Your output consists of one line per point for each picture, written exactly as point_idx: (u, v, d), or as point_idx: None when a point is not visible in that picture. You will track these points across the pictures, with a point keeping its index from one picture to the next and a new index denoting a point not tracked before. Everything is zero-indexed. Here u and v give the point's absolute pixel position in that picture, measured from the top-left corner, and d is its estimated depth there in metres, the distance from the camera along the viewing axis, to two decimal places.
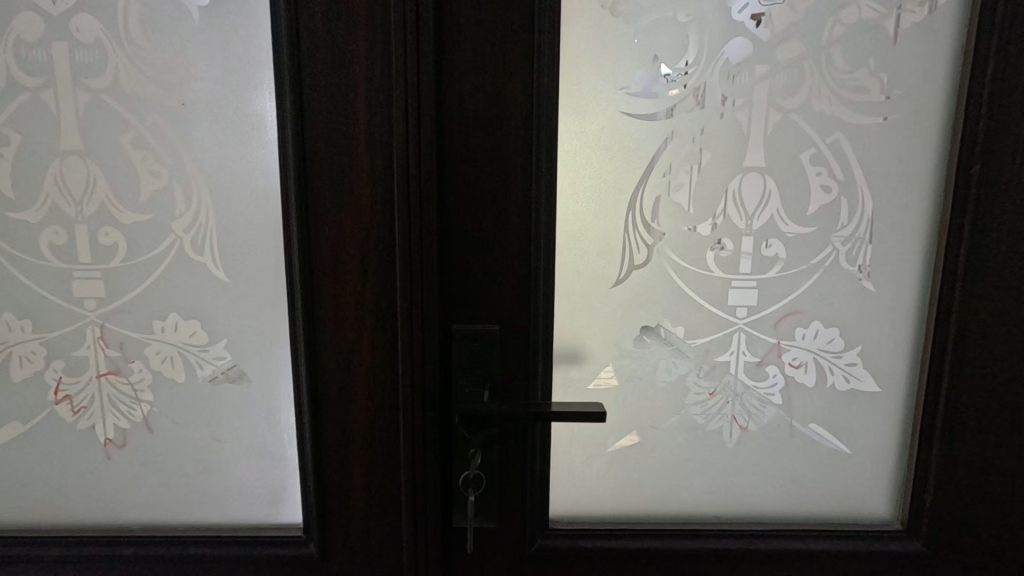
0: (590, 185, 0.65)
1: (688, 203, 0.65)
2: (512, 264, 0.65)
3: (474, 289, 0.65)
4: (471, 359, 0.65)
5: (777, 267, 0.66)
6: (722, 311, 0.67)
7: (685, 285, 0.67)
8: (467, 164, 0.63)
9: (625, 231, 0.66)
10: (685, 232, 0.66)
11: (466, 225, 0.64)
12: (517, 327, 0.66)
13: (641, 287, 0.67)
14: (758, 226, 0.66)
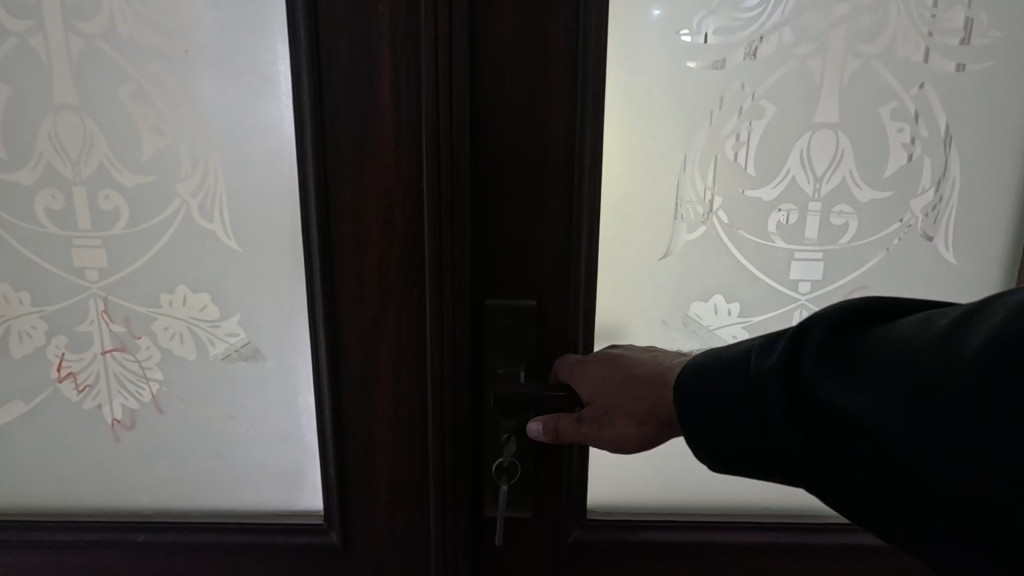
0: (639, 145, 0.58)
1: (750, 164, 0.58)
2: (553, 235, 0.59)
3: (510, 260, 0.59)
4: (506, 338, 0.59)
5: (846, 237, 0.59)
6: (783, 286, 0.61)
7: (743, 257, 0.60)
8: (503, 122, 0.56)
9: (677, 197, 0.59)
10: (744, 198, 0.59)
11: (501, 191, 0.57)
12: (557, 304, 0.60)
13: (693, 259, 0.61)
14: (828, 192, 0.58)
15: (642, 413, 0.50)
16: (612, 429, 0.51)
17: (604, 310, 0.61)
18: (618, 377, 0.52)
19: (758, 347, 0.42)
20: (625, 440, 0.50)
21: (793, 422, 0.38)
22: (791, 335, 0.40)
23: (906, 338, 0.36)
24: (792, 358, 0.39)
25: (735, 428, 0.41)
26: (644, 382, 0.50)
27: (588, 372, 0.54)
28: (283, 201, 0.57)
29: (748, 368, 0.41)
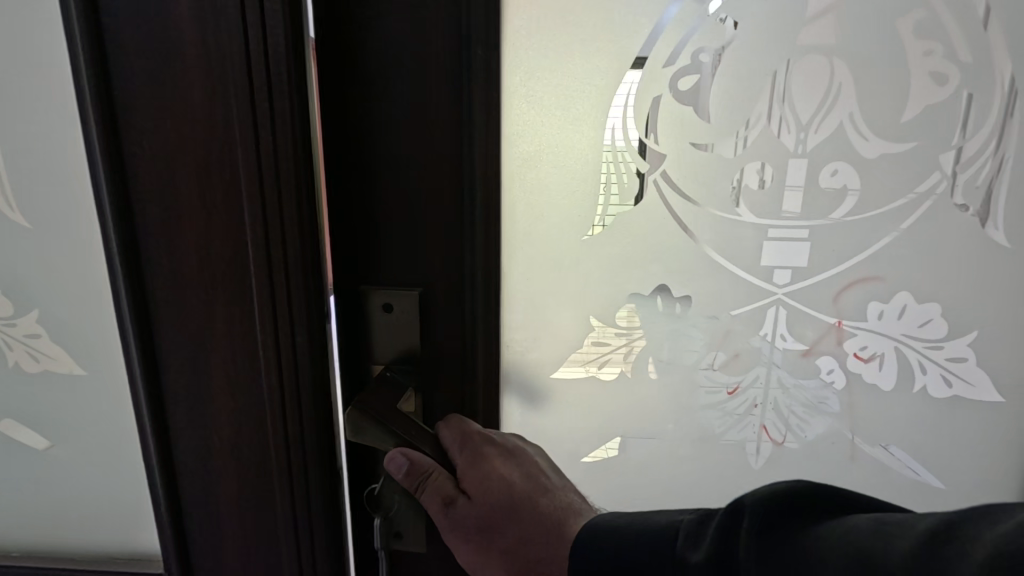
0: (552, 79, 0.43)
1: (706, 106, 0.42)
2: (436, 203, 0.44)
3: (384, 240, 0.45)
4: (379, 335, 0.47)
5: (843, 207, 0.43)
6: (752, 276, 0.45)
7: (697, 235, 0.45)
8: (360, 51, 0.42)
9: (606, 152, 0.44)
10: (698, 155, 0.43)
11: (365, 153, 0.43)
12: (446, 293, 0.46)
13: (630, 238, 0.45)
14: (816, 144, 0.42)
15: (523, 564, 0.36)
16: (480, 564, 0.38)
17: (512, 301, 0.47)
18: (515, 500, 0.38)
19: (689, 523, 0.31)
20: None
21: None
22: (724, 513, 0.29)
23: (856, 549, 0.24)
24: (724, 556, 0.28)
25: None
26: (534, 523, 0.37)
27: (479, 474, 0.40)
28: (70, 160, 0.43)
29: (669, 559, 0.30)
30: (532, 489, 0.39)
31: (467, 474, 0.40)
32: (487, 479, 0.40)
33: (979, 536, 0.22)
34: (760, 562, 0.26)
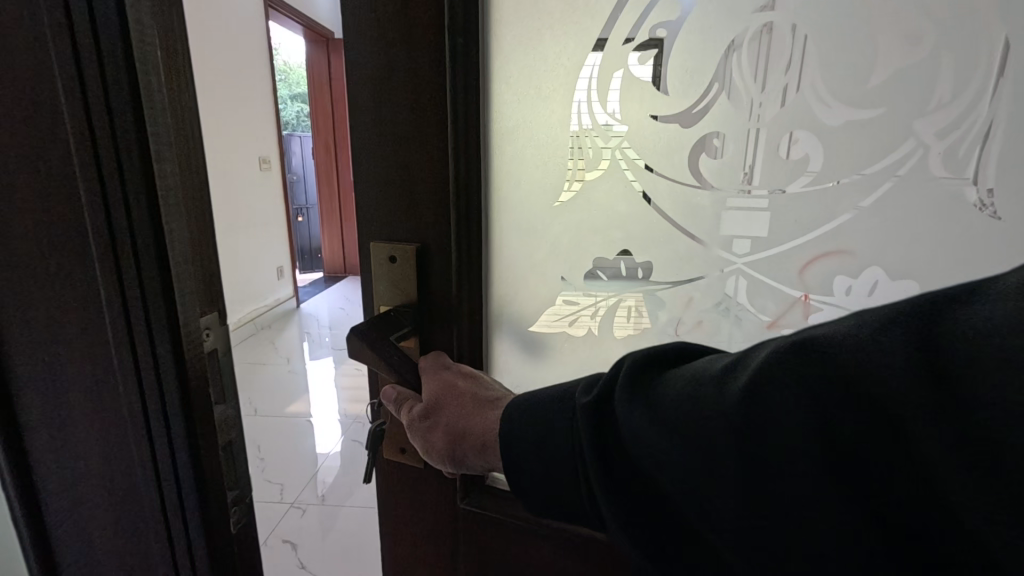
0: (527, 64, 0.45)
1: (665, 81, 0.43)
2: (430, 154, 0.46)
3: (388, 194, 0.48)
4: (389, 285, 0.50)
5: (805, 178, 0.42)
6: (712, 246, 0.46)
7: (657, 206, 0.46)
8: (366, 25, 0.44)
9: (575, 129, 0.46)
10: (659, 127, 0.45)
11: (372, 109, 0.46)
12: (442, 250, 0.48)
13: (596, 207, 0.47)
14: (779, 111, 0.42)
15: (454, 440, 0.43)
16: (426, 439, 0.45)
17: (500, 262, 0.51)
18: (470, 402, 0.45)
19: (585, 382, 0.39)
20: (433, 460, 0.45)
21: (603, 472, 0.34)
22: (609, 372, 0.37)
23: (691, 377, 0.32)
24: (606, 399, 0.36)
25: (553, 471, 0.37)
26: (476, 418, 0.43)
27: (448, 383, 0.47)
28: None
29: (569, 406, 0.38)
30: (485, 397, 0.45)
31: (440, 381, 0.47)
32: (455, 385, 0.46)
33: (750, 353, 0.30)
34: (628, 391, 0.34)
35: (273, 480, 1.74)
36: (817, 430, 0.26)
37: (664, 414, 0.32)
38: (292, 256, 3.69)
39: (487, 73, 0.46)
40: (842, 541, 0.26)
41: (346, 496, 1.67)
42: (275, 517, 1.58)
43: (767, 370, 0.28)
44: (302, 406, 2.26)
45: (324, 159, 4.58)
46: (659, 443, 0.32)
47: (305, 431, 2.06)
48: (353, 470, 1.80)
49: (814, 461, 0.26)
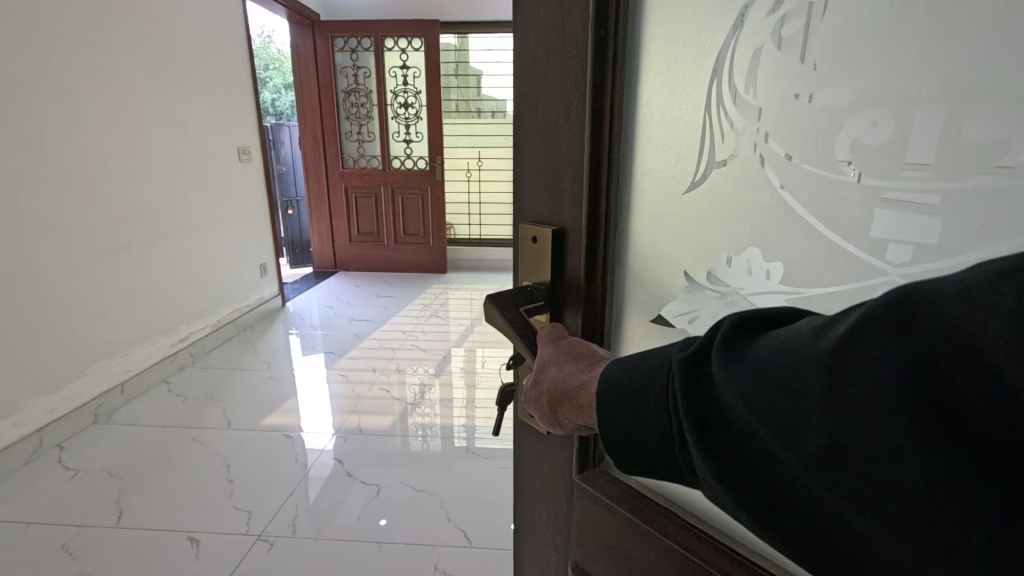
0: (672, 45, 0.42)
1: (822, 43, 0.34)
2: (569, 142, 0.48)
3: (540, 175, 0.53)
4: (536, 263, 0.54)
5: (996, 166, 0.28)
6: (858, 252, 0.34)
7: (790, 195, 0.37)
8: (537, 23, 0.49)
9: (709, 110, 0.41)
10: (795, 104, 0.36)
11: (531, 99, 0.52)
12: (575, 234, 0.50)
13: (725, 203, 0.41)
14: (951, 61, 0.28)
15: (554, 404, 0.44)
16: (535, 397, 0.47)
17: (631, 251, 0.49)
18: (573, 371, 0.44)
19: (682, 342, 0.34)
20: (535, 414, 0.47)
21: (694, 425, 0.30)
22: (710, 329, 0.33)
23: (795, 334, 0.28)
24: (700, 359, 0.32)
25: (648, 429, 0.34)
26: (576, 384, 0.43)
27: (556, 353, 0.47)
28: None
29: (662, 369, 0.34)
30: (586, 368, 0.44)
31: (548, 349, 0.48)
32: (561, 355, 0.47)
33: (868, 306, 0.25)
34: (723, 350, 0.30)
35: (240, 508, 1.61)
36: (924, 383, 0.22)
37: (754, 375, 0.28)
38: (277, 253, 3.53)
39: (634, 54, 0.45)
40: (960, 521, 0.21)
41: (324, 527, 1.55)
42: (239, 550, 1.45)
43: (868, 318, 0.24)
44: (281, 419, 2.13)
45: (311, 149, 4.39)
46: (746, 396, 0.28)
47: (282, 446, 1.94)
48: (333, 492, 1.69)
49: (925, 426, 0.22)
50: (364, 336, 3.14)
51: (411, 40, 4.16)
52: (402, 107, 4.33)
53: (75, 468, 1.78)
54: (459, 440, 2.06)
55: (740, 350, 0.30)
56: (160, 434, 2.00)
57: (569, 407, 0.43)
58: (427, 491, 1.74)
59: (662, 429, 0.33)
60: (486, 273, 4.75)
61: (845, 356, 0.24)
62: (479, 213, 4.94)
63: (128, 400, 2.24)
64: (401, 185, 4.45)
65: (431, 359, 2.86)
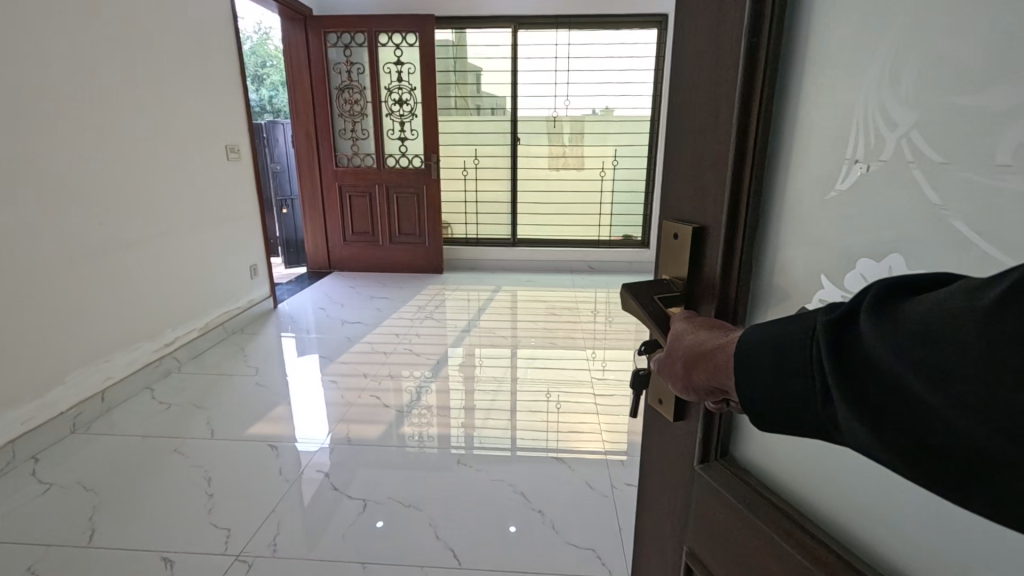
0: (826, 45, 0.40)
1: (992, 48, 0.30)
2: (714, 141, 0.47)
3: (685, 173, 0.52)
4: (677, 258, 0.54)
5: None
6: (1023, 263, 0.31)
7: (941, 205, 0.34)
8: (698, 20, 0.48)
9: (860, 115, 0.38)
10: (956, 108, 0.33)
11: (683, 96, 0.51)
12: (716, 232, 0.48)
13: (873, 211, 0.38)
14: None
15: (690, 366, 0.42)
16: (669, 365, 0.45)
17: (771, 257, 0.47)
18: (709, 335, 0.42)
19: (824, 308, 0.34)
20: (671, 383, 0.46)
21: (842, 379, 0.30)
22: (858, 295, 0.32)
23: (949, 295, 0.27)
24: (844, 322, 0.31)
25: (785, 389, 0.33)
26: (713, 345, 0.41)
27: (692, 324, 0.46)
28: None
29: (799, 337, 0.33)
30: (724, 332, 0.41)
31: (684, 321, 0.47)
32: (698, 325, 0.45)
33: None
34: (869, 315, 0.30)
35: (219, 525, 1.53)
36: None
37: (903, 335, 0.28)
38: (267, 254, 3.43)
39: (788, 51, 0.42)
40: None
41: (310, 546, 1.48)
42: (216, 571, 1.38)
43: None
44: (266, 429, 2.06)
45: (304, 148, 4.32)
46: (898, 356, 0.28)
47: (265, 459, 1.85)
48: (314, 509, 1.61)
49: None
50: (357, 339, 3.07)
51: (406, 35, 4.07)
52: (397, 104, 4.24)
53: (50, 481, 1.71)
54: (451, 450, 1.97)
55: (886, 313, 0.29)
56: (140, 445, 1.92)
57: (706, 368, 0.41)
58: (416, 506, 1.65)
59: (801, 398, 0.33)
60: (484, 273, 4.66)
61: (1002, 315, 0.23)
62: (475, 213, 4.82)
63: (109, 408, 2.17)
64: (396, 184, 4.37)
65: (425, 363, 2.78)
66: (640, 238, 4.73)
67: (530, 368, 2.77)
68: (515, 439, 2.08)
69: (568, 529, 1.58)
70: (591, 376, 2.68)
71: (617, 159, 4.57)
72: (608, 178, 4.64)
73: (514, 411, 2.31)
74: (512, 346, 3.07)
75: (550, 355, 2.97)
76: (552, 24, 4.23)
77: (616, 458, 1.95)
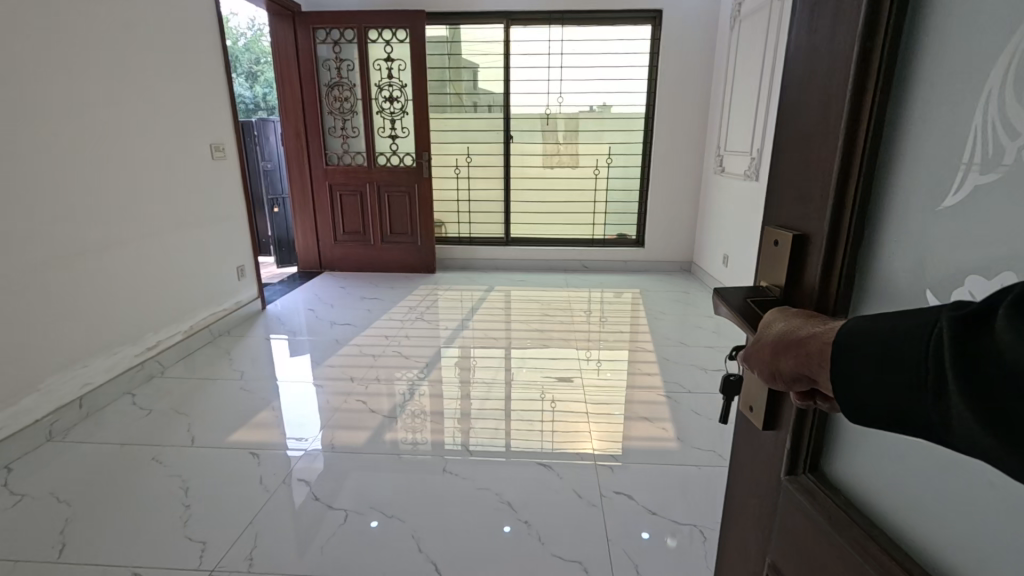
0: (947, 38, 0.34)
1: None
2: (823, 143, 0.43)
3: (792, 179, 0.48)
4: (775, 262, 0.49)
5: None
6: None
7: None
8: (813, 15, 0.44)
9: (980, 119, 0.33)
10: None
11: (793, 95, 0.47)
12: (820, 240, 0.44)
13: (984, 230, 0.33)
14: None
15: (780, 349, 0.40)
16: (755, 348, 0.43)
17: (872, 273, 0.41)
18: (809, 321, 0.39)
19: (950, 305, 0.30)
20: (754, 367, 0.43)
21: (960, 371, 0.27)
22: (998, 295, 0.28)
23: None
24: (976, 319, 0.28)
25: (890, 384, 0.31)
26: (814, 328, 0.38)
27: (789, 311, 0.43)
28: None
29: (913, 334, 0.30)
30: (826, 321, 0.39)
31: (780, 308, 0.44)
32: (795, 313, 0.42)
33: None
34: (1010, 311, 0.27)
35: (194, 538, 1.49)
36: None
37: None
38: (254, 254, 3.37)
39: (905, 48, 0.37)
40: None
41: (295, 556, 1.45)
42: None
43: None
44: (248, 435, 2.02)
45: (293, 148, 4.26)
46: None
47: (246, 467, 1.81)
48: (293, 521, 1.58)
49: None
50: (345, 342, 3.02)
51: (396, 31, 4.00)
52: (388, 101, 4.18)
53: (20, 492, 1.66)
54: (437, 457, 1.93)
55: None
56: (117, 453, 1.87)
57: (799, 352, 0.38)
58: (400, 517, 1.62)
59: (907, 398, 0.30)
60: (477, 273, 4.61)
61: None
62: (469, 212, 4.76)
63: (86, 415, 2.12)
64: (388, 183, 4.31)
65: (413, 365, 2.73)
66: (635, 237, 4.69)
67: (521, 369, 2.73)
68: (506, 444, 2.04)
69: (555, 540, 1.54)
70: (583, 377, 2.64)
71: (611, 157, 4.52)
72: (603, 176, 4.59)
73: (508, 415, 2.26)
74: (505, 346, 3.03)
75: (543, 357, 2.92)
76: (545, 20, 4.17)
77: (606, 463, 1.91)
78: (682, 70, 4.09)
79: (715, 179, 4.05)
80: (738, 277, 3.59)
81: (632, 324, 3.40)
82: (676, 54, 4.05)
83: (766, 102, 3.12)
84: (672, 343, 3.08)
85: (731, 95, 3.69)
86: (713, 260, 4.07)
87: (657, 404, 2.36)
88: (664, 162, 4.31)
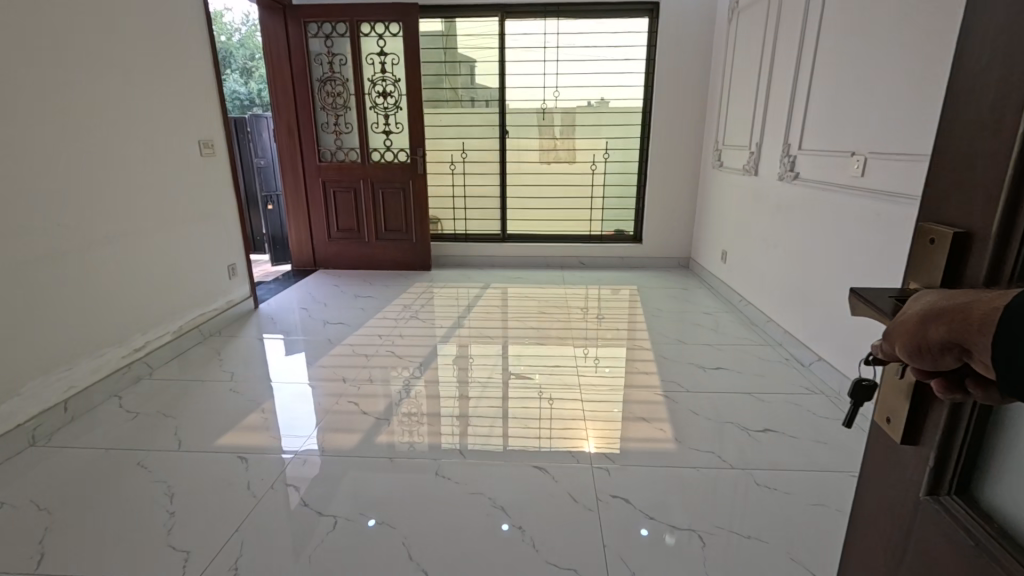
0: None
1: None
2: (1002, 125, 0.37)
3: (962, 167, 0.41)
4: (926, 262, 0.43)
5: None
6: None
7: None
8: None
9: None
10: None
11: (966, 67, 0.41)
12: (993, 238, 0.37)
13: None
14: None
15: (932, 320, 0.35)
16: (895, 325, 0.38)
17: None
18: (970, 291, 0.34)
19: None
20: (894, 347, 0.38)
21: None
22: None
23: None
24: None
25: None
26: (976, 296, 0.33)
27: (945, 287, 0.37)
28: None
29: None
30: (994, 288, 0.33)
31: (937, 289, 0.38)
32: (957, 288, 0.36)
33: None
34: None
35: (178, 547, 1.45)
36: None
37: None
38: (245, 253, 3.31)
39: None
40: None
41: (279, 565, 1.41)
42: None
43: None
44: (236, 438, 1.97)
45: (285, 144, 4.21)
46: None
47: (232, 472, 1.77)
48: (280, 528, 1.54)
49: None
50: (337, 341, 2.97)
51: (389, 25, 3.93)
52: (381, 96, 4.11)
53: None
54: (429, 460, 1.88)
55: None
56: (102, 458, 1.82)
57: (954, 318, 0.33)
58: (389, 523, 1.58)
59: None
60: (473, 270, 4.55)
61: None
62: (464, 208, 4.71)
63: (71, 419, 2.07)
64: (382, 180, 4.25)
65: (406, 365, 2.68)
66: (632, 233, 4.63)
67: (517, 368, 2.68)
68: (501, 446, 1.99)
69: (549, 547, 1.50)
70: (580, 376, 2.60)
71: (608, 152, 4.46)
72: (599, 172, 4.53)
73: (505, 415, 2.21)
74: (501, 345, 2.98)
75: (540, 354, 2.87)
76: (541, 13, 4.10)
77: (603, 466, 1.87)
78: (679, 64, 4.03)
79: (713, 174, 3.99)
80: (736, 273, 3.54)
81: (630, 322, 3.35)
82: (673, 48, 3.99)
83: (765, 96, 3.06)
84: (671, 341, 3.04)
85: (729, 90, 3.64)
86: (712, 256, 4.02)
87: (656, 404, 2.32)
88: (661, 158, 4.25)
